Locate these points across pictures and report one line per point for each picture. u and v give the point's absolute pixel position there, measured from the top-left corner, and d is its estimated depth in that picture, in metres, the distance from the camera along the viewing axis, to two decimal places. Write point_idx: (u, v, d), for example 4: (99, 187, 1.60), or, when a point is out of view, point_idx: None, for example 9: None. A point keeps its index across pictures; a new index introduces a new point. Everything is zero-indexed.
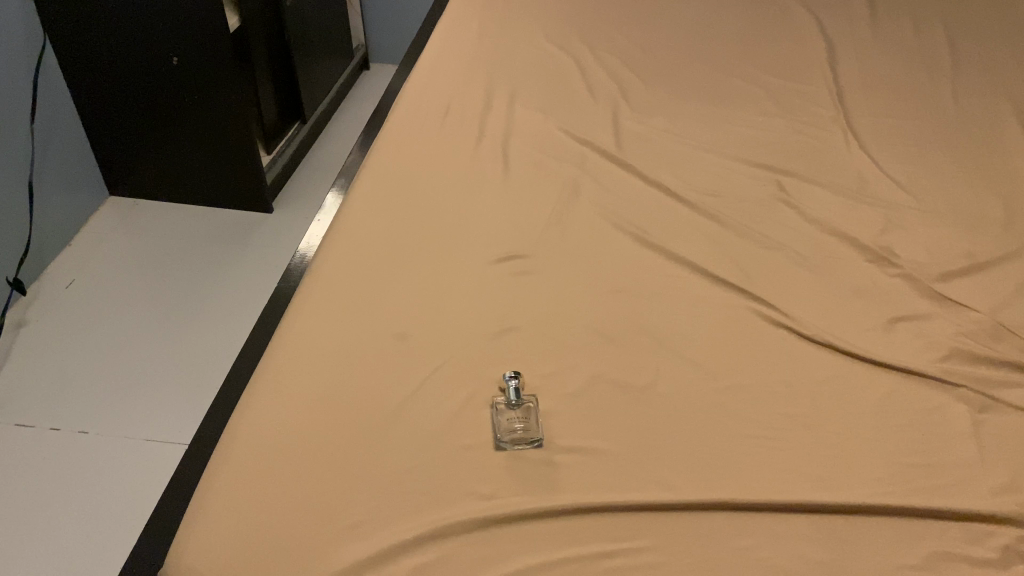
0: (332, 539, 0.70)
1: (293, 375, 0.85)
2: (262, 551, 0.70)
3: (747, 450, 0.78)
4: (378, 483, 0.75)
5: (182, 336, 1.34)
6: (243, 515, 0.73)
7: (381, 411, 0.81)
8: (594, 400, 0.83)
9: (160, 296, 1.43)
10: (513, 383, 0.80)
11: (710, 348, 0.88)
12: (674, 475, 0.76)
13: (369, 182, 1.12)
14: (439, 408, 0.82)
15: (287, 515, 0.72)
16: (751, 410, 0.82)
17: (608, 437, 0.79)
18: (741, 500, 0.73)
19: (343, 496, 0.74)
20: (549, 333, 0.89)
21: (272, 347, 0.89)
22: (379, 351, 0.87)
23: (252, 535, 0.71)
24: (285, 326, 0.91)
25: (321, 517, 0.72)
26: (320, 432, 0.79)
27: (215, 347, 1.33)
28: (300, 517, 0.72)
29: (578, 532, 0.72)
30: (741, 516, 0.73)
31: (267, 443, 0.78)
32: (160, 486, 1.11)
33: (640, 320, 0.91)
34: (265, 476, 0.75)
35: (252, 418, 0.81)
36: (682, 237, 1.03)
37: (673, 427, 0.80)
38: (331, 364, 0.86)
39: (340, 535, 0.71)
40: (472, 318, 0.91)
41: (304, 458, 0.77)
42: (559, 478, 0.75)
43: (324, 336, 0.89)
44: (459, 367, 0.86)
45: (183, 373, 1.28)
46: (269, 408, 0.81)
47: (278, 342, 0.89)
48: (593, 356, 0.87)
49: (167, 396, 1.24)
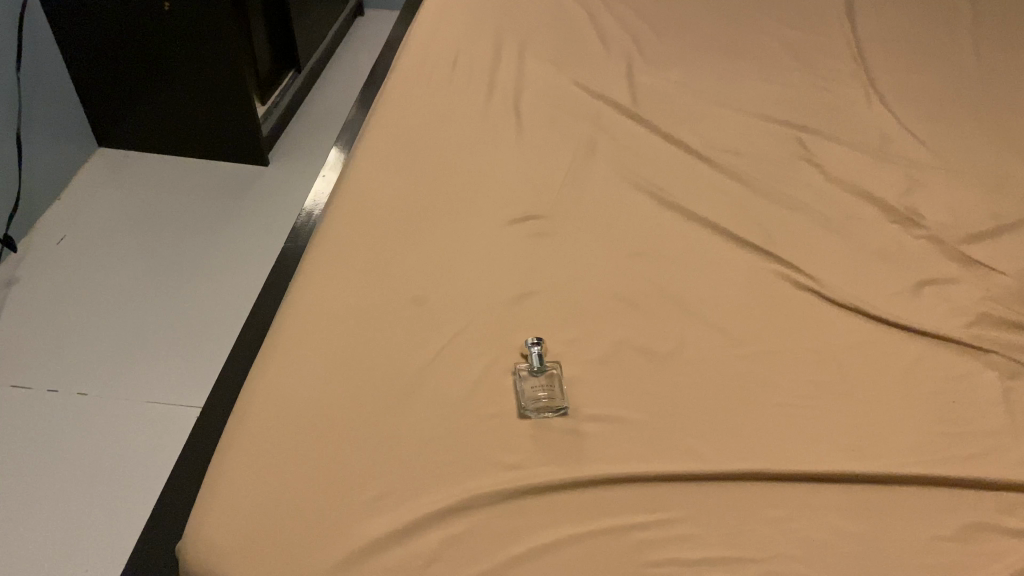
0: (358, 511, 0.69)
1: (307, 341, 0.82)
2: (285, 525, 0.68)
3: (775, 418, 0.77)
4: (403, 454, 0.73)
5: (181, 295, 1.31)
6: (262, 486, 0.70)
7: (400, 379, 0.79)
8: (619, 366, 0.80)
9: (160, 253, 1.39)
10: (536, 349, 0.78)
11: (735, 312, 0.86)
12: (704, 445, 0.74)
13: (378, 138, 1.08)
14: (461, 375, 0.79)
15: (309, 488, 0.70)
16: (778, 378, 0.80)
17: (634, 404, 0.77)
18: (773, 470, 0.72)
19: (366, 468, 0.72)
20: (571, 298, 0.87)
21: (282, 313, 0.86)
22: (395, 317, 0.85)
23: (273, 507, 0.69)
24: (294, 291, 0.88)
25: (346, 488, 0.70)
26: (339, 402, 0.77)
27: (222, 307, 1.29)
28: (323, 489, 0.70)
29: (608, 502, 0.70)
30: (773, 487, 0.71)
31: (284, 413, 0.76)
32: (166, 450, 1.08)
33: (662, 285, 0.89)
34: (284, 447, 0.73)
35: (267, 386, 0.78)
36: (702, 197, 1.00)
37: (700, 396, 0.78)
38: (346, 330, 0.83)
39: (365, 509, 0.69)
40: (490, 282, 0.88)
41: (323, 428, 0.75)
42: (586, 447, 0.74)
43: (336, 301, 0.86)
44: (479, 333, 0.83)
45: (189, 334, 1.24)
46: (284, 376, 0.79)
47: (287, 308, 0.87)
48: (616, 321, 0.85)
49: (168, 356, 1.21)
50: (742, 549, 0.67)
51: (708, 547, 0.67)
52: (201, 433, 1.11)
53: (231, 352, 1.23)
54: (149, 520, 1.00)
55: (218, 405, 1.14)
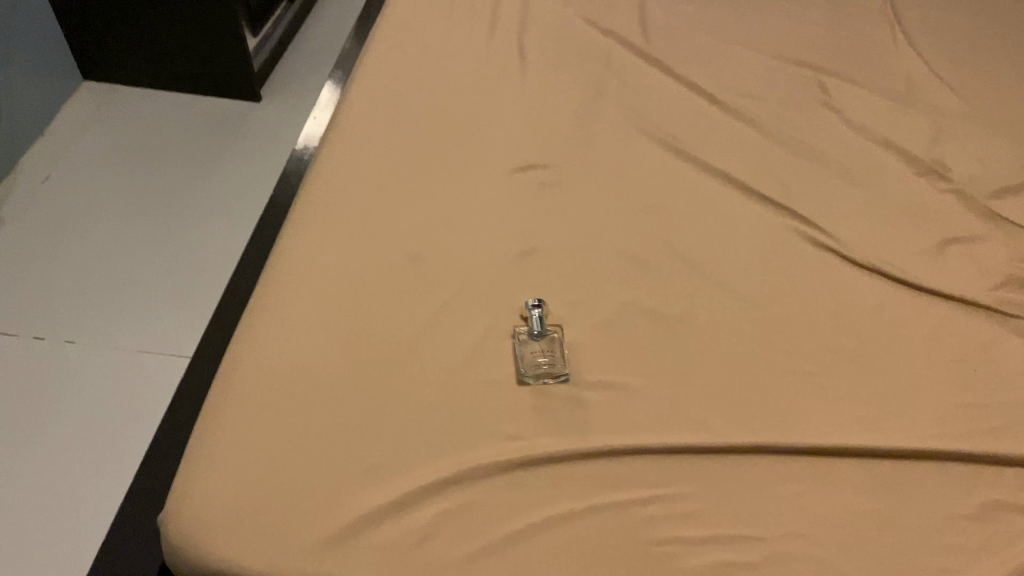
0: (350, 483, 0.65)
1: (295, 300, 0.78)
2: (273, 497, 0.65)
3: (789, 387, 0.73)
4: (396, 422, 0.69)
5: (172, 240, 1.26)
6: (251, 456, 0.67)
7: (395, 342, 0.75)
8: (625, 331, 0.76)
9: (150, 194, 1.33)
10: (537, 312, 0.75)
11: (749, 274, 0.81)
12: (713, 415, 0.71)
13: (372, 79, 1.01)
14: (459, 339, 0.75)
15: (298, 458, 0.67)
16: (793, 344, 0.76)
17: (639, 371, 0.73)
18: (786, 443, 0.68)
19: (357, 437, 0.68)
20: (575, 256, 0.83)
21: (270, 269, 0.82)
22: (390, 276, 0.80)
23: (260, 479, 0.66)
24: (282, 245, 0.83)
25: (337, 457, 0.67)
26: (331, 366, 0.73)
27: (215, 252, 1.25)
28: (314, 459, 0.67)
29: (613, 476, 0.67)
30: (785, 462, 0.68)
31: (272, 377, 0.72)
32: (158, 404, 1.06)
33: (672, 243, 0.84)
34: (271, 414, 0.70)
35: (255, 348, 0.74)
36: (716, 145, 0.94)
37: (709, 363, 0.74)
38: (337, 289, 0.79)
39: (355, 481, 0.66)
40: (490, 237, 0.84)
41: (313, 395, 0.71)
42: (590, 417, 0.70)
43: (327, 257, 0.81)
44: (479, 294, 0.79)
45: (182, 280, 1.20)
46: (271, 338, 0.75)
47: (275, 264, 0.82)
48: (622, 282, 0.81)
49: (159, 304, 1.17)
50: (752, 527, 0.64)
51: (717, 525, 0.64)
52: (192, 385, 1.08)
53: (223, 299, 1.19)
54: (138, 474, 0.98)
55: (210, 356, 1.11)
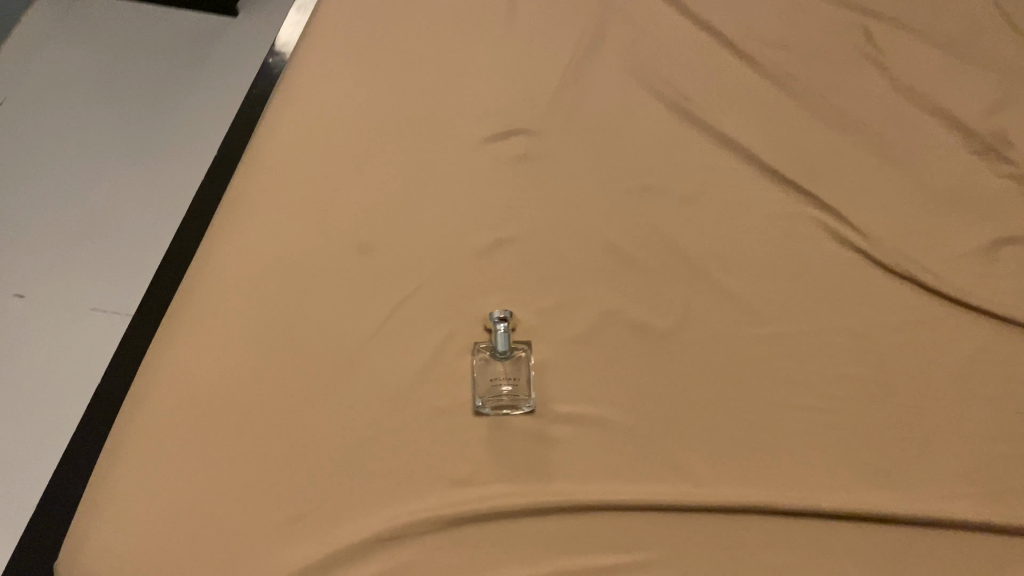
0: (270, 535, 0.57)
1: (222, 302, 0.68)
2: (183, 551, 0.57)
3: (792, 427, 0.62)
4: (326, 459, 0.60)
5: (129, 182, 1.15)
6: (162, 496, 0.59)
7: (334, 356, 0.65)
8: (604, 349, 0.65)
9: (110, 126, 1.21)
10: (502, 328, 0.63)
11: (758, 276, 0.69)
12: (698, 460, 0.60)
13: (338, 22, 0.88)
14: (408, 355, 0.65)
15: (213, 504, 0.59)
16: (803, 370, 0.64)
17: (616, 401, 0.63)
18: (781, 502, 0.58)
19: (280, 477, 0.59)
20: (551, 250, 0.71)
21: (200, 260, 0.72)
22: (336, 270, 0.70)
23: (166, 529, 0.58)
24: (216, 232, 0.73)
25: (258, 502, 0.59)
26: (259, 386, 0.63)
27: (174, 195, 1.13)
28: (233, 504, 0.59)
29: (573, 536, 0.57)
30: (779, 525, 0.57)
31: (189, 399, 0.63)
32: (99, 370, 0.97)
33: (670, 232, 0.72)
34: (186, 446, 0.61)
35: (175, 360, 0.65)
36: (732, 108, 0.80)
37: (702, 391, 0.63)
38: (272, 288, 0.69)
39: (276, 535, 0.57)
40: (453, 226, 0.72)
41: (236, 421, 0.62)
42: (552, 459, 0.60)
43: (265, 248, 0.71)
44: (435, 297, 0.68)
45: (137, 229, 1.10)
46: (191, 348, 0.65)
47: (206, 253, 0.72)
48: (604, 284, 0.69)
49: (110, 256, 1.07)
50: None
51: None
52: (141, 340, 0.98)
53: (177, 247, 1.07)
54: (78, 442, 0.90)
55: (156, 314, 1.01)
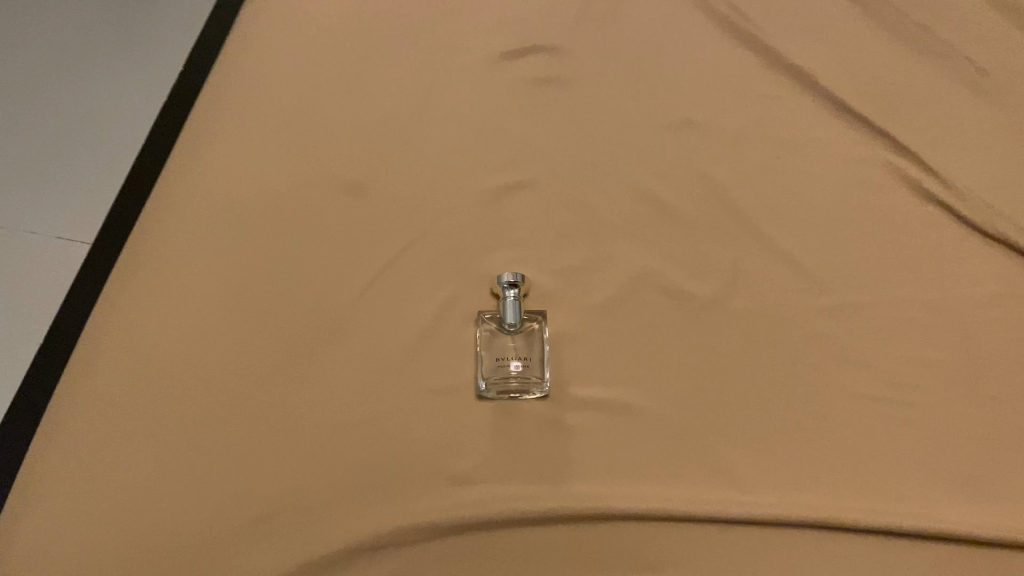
0: (236, 538, 0.48)
1: (183, 247, 0.57)
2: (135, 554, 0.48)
3: (854, 422, 0.52)
4: (302, 446, 0.51)
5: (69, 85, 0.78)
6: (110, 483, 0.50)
7: (315, 321, 0.55)
8: (634, 320, 0.55)
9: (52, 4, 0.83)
10: (512, 297, 0.53)
11: (821, 236, 0.58)
12: (744, 460, 0.50)
13: None
14: (401, 321, 0.55)
15: (168, 497, 0.49)
16: (870, 353, 0.54)
17: (647, 384, 0.53)
18: (842, 518, 0.48)
19: (247, 467, 0.50)
20: (574, 199, 0.60)
21: (156, 191, 0.60)
22: (318, 213, 0.59)
23: (113, 527, 0.48)
24: (177, 157, 0.61)
25: (224, 499, 0.49)
26: (225, 355, 0.54)
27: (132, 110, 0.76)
28: (193, 498, 0.49)
29: (592, 549, 0.48)
30: (837, 544, 0.49)
31: (140, 367, 0.53)
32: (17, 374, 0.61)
33: (718, 179, 0.60)
34: (135, 422, 0.51)
35: (128, 316, 0.54)
36: (795, 25, 0.67)
37: (751, 375, 0.53)
38: (241, 233, 0.58)
39: (244, 537, 0.49)
40: (460, 165, 0.61)
41: (196, 394, 0.52)
42: (569, 454, 0.51)
43: (234, 184, 0.59)
44: (436, 250, 0.58)
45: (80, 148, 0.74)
46: (142, 303, 0.55)
47: (164, 183, 0.60)
48: (637, 241, 0.58)
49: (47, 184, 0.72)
50: None
51: None
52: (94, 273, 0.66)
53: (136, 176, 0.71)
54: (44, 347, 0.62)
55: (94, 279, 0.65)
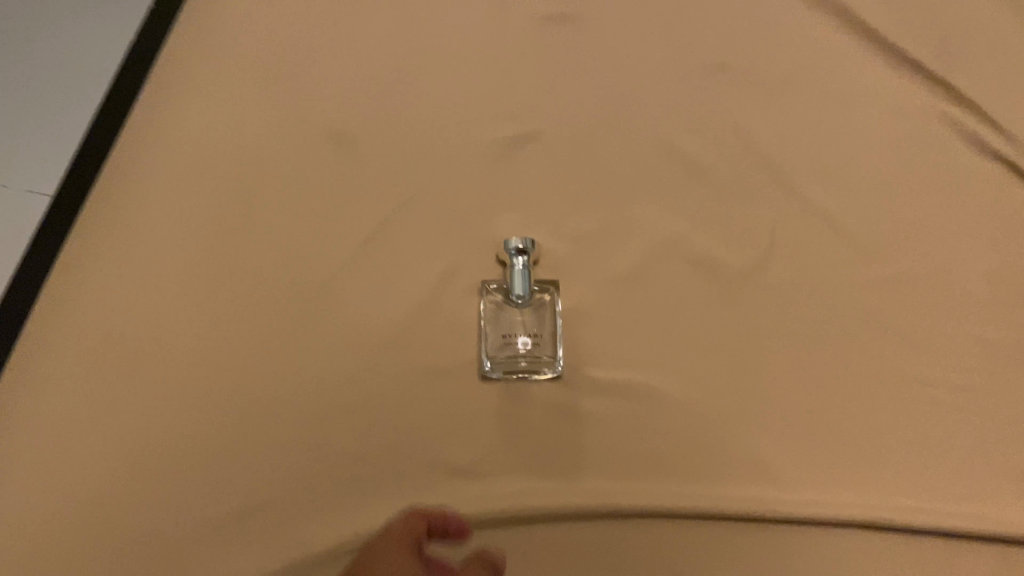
0: (225, 534, 0.44)
1: (154, 210, 0.51)
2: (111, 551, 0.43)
3: (900, 407, 0.47)
4: (291, 434, 0.46)
5: None
6: (81, 473, 0.45)
7: (301, 290, 0.49)
8: (655, 292, 0.50)
9: None
10: (520, 266, 0.47)
11: (868, 201, 0.52)
12: (779, 451, 0.46)
13: None
14: (398, 290, 0.49)
15: (141, 491, 0.45)
16: (919, 329, 0.49)
17: (670, 364, 0.48)
18: (885, 516, 0.44)
19: (228, 457, 0.45)
20: (590, 153, 0.53)
21: (118, 140, 0.53)
22: (304, 169, 0.52)
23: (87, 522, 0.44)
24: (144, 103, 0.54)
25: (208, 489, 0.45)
26: (204, 329, 0.48)
27: None
28: (174, 489, 0.45)
29: (614, 550, 0.44)
30: (879, 544, 0.44)
31: (109, 343, 0.47)
32: None
33: (753, 134, 0.54)
34: (100, 406, 0.46)
35: (95, 288, 0.49)
36: None
37: (786, 357, 0.48)
38: (218, 192, 0.52)
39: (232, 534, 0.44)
40: (461, 113, 0.54)
41: (171, 375, 0.47)
42: (587, 443, 0.46)
43: (210, 136, 0.53)
44: (435, 210, 0.51)
45: None
46: (108, 272, 0.49)
47: (130, 131, 0.53)
48: (661, 204, 0.52)
49: None
50: None
51: None
52: None
53: None
54: None
55: None
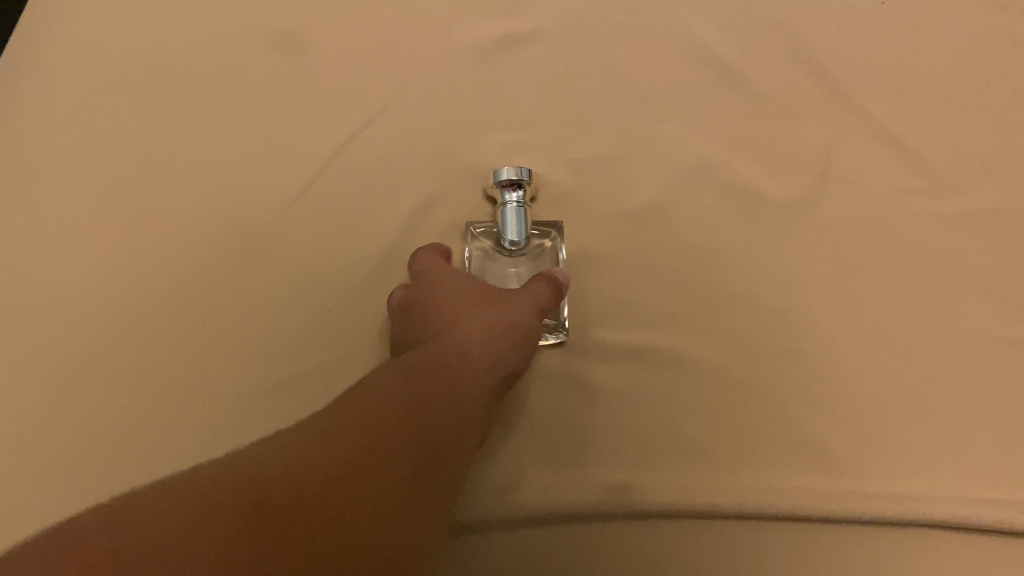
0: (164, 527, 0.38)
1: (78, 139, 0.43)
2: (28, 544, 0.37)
3: (967, 371, 0.39)
4: (236, 409, 0.39)
5: None
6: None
7: (255, 234, 0.42)
8: (673, 233, 0.42)
9: None
10: (510, 216, 0.38)
11: (934, 117, 0.43)
12: (818, 428, 0.39)
13: None
14: (369, 237, 0.42)
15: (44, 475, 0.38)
16: (990, 277, 0.41)
17: (691, 322, 0.40)
18: (938, 513, 0.37)
19: (149, 429, 0.39)
20: (596, 69, 0.45)
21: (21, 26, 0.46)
22: (258, 81, 0.45)
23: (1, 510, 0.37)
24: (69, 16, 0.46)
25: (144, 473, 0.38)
26: (140, 280, 0.41)
27: None
28: (105, 470, 0.38)
29: (620, 552, 0.37)
30: (927, 543, 0.37)
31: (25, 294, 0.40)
32: None
33: (791, 39, 0.45)
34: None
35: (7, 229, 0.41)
36: None
37: (831, 311, 0.40)
38: (150, 100, 0.44)
39: None
40: (445, 23, 0.46)
41: (91, 335, 0.40)
42: (591, 422, 0.39)
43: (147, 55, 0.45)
44: (413, 140, 0.44)
45: None
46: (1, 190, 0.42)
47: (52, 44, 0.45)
48: (680, 129, 0.44)
49: None
50: None
51: None
52: None
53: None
54: None
55: None
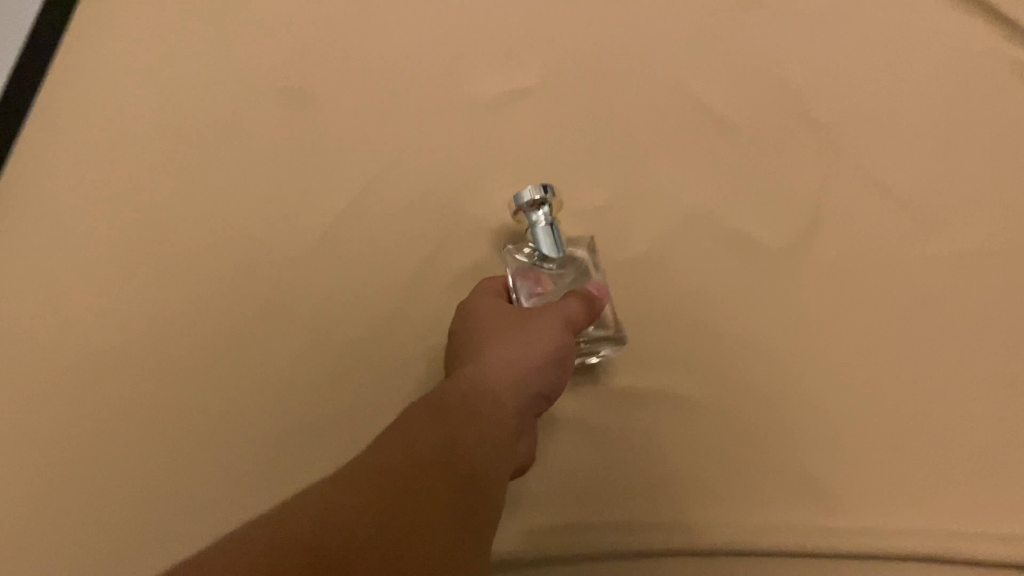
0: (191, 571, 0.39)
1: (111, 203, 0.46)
2: None
3: (959, 409, 0.40)
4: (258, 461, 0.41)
5: None
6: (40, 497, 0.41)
7: (275, 288, 0.44)
8: (674, 278, 0.44)
9: None
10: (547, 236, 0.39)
11: (921, 164, 0.45)
12: (817, 465, 0.40)
13: None
14: (383, 285, 0.44)
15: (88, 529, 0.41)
16: (979, 316, 0.42)
17: (693, 364, 0.42)
18: (925, 549, 0.38)
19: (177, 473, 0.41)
20: (597, 121, 0.47)
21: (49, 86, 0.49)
22: (276, 137, 0.47)
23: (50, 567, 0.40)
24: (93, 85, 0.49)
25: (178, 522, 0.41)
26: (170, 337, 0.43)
27: None
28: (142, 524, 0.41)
29: None
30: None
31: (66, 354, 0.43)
32: None
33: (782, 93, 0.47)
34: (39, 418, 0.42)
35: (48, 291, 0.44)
36: None
37: (827, 352, 0.42)
38: (174, 157, 0.47)
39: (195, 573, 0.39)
40: (452, 78, 0.48)
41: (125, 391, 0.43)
42: (600, 463, 0.41)
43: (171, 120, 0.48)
44: (422, 191, 0.45)
45: None
46: (39, 247, 0.45)
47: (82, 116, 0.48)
48: (679, 178, 0.46)
49: None
50: None
51: None
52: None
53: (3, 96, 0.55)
54: None
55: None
